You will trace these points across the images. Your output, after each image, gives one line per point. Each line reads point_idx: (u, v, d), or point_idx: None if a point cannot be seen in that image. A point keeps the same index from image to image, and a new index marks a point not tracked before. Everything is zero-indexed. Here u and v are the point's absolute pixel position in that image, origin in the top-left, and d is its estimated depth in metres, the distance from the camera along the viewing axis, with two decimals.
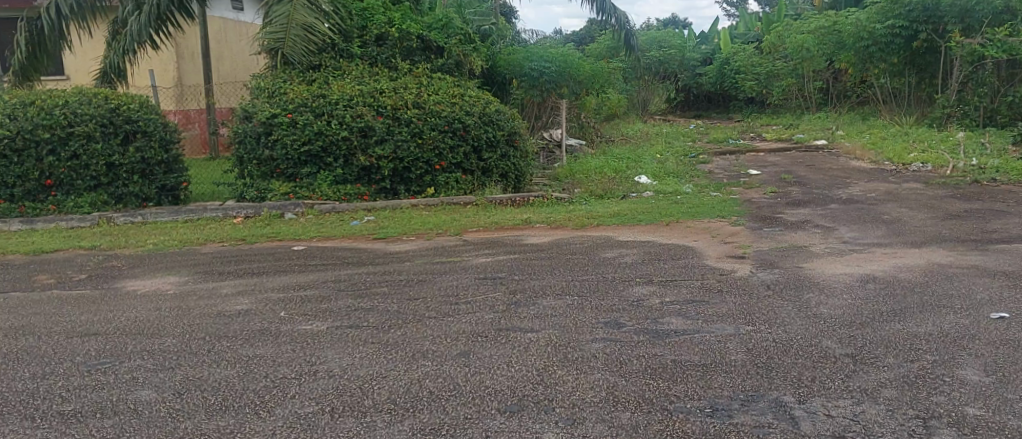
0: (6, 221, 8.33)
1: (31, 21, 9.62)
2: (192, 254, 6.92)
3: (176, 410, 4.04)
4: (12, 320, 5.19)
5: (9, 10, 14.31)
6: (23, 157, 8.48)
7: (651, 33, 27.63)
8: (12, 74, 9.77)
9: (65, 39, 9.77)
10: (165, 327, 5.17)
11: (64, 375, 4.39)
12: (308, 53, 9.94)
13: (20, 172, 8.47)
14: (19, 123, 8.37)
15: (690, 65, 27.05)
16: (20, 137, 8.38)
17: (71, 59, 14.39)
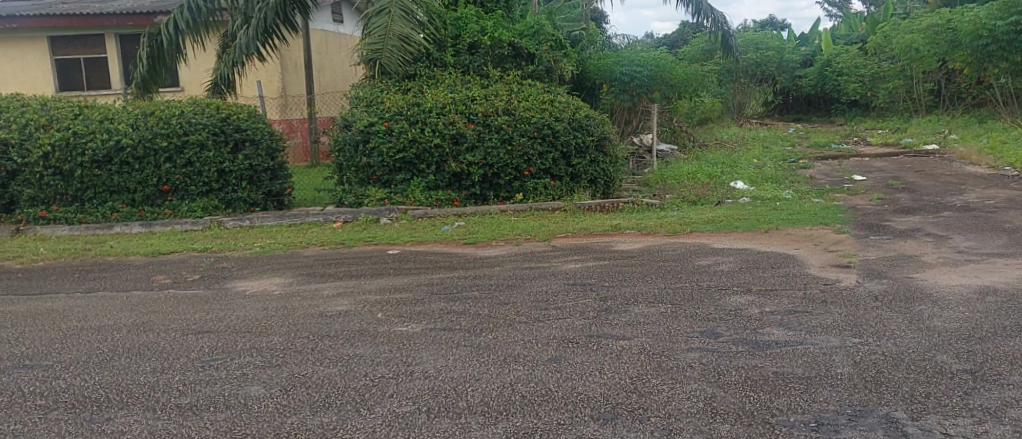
0: (127, 224, 8.85)
1: (153, 36, 10.26)
2: (294, 257, 7.22)
3: (283, 405, 4.23)
4: (134, 316, 5.55)
5: (133, 27, 15.40)
6: (144, 165, 9.06)
7: (748, 35, 26.94)
8: (135, 87, 10.48)
9: (182, 53, 10.39)
10: (272, 326, 5.43)
11: (181, 370, 4.66)
12: (404, 63, 10.15)
13: (140, 178, 9.05)
14: (140, 132, 8.96)
15: (789, 67, 26.23)
16: (141, 145, 8.96)
17: (185, 72, 15.34)
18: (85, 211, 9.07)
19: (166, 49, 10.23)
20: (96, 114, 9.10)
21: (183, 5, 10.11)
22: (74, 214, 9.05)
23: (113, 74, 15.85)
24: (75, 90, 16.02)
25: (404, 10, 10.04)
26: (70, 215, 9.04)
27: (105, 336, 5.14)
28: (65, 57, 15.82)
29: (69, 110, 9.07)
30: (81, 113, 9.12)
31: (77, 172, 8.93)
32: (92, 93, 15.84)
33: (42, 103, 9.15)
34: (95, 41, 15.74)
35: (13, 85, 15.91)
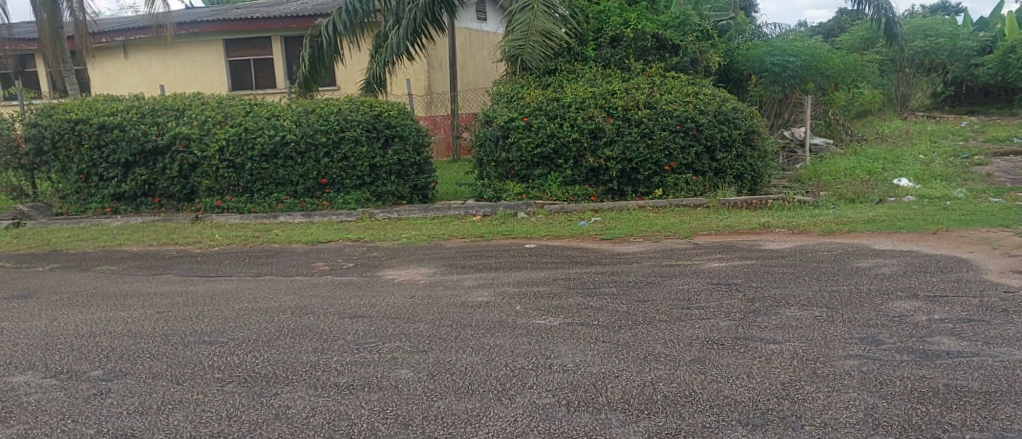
0: (290, 214, 9.49)
1: (313, 38, 10.97)
2: (437, 248, 7.49)
3: (430, 389, 4.40)
4: (297, 300, 5.97)
5: (296, 30, 16.57)
6: (305, 159, 9.69)
7: (917, 21, 24.89)
8: (296, 86, 11.18)
9: (339, 53, 11.03)
10: (419, 313, 5.66)
11: (339, 351, 4.96)
12: (545, 58, 10.24)
13: (301, 172, 9.69)
14: (302, 129, 9.61)
15: (964, 54, 23.92)
16: (303, 141, 9.60)
17: (342, 71, 16.29)
18: (254, 202, 9.77)
19: (325, 50, 10.89)
20: (264, 111, 9.82)
21: (340, 8, 10.73)
22: (245, 203, 9.76)
23: (278, 74, 17.11)
24: (245, 89, 17.43)
25: (547, 6, 10.10)
26: (241, 205, 9.75)
27: (271, 317, 5.56)
28: (237, 58, 17.24)
29: (241, 108, 9.85)
30: (251, 111, 9.86)
31: (248, 165, 9.64)
32: (259, 92, 17.17)
33: (218, 101, 9.98)
34: (261, 43, 17.05)
35: (194, 85, 17.52)
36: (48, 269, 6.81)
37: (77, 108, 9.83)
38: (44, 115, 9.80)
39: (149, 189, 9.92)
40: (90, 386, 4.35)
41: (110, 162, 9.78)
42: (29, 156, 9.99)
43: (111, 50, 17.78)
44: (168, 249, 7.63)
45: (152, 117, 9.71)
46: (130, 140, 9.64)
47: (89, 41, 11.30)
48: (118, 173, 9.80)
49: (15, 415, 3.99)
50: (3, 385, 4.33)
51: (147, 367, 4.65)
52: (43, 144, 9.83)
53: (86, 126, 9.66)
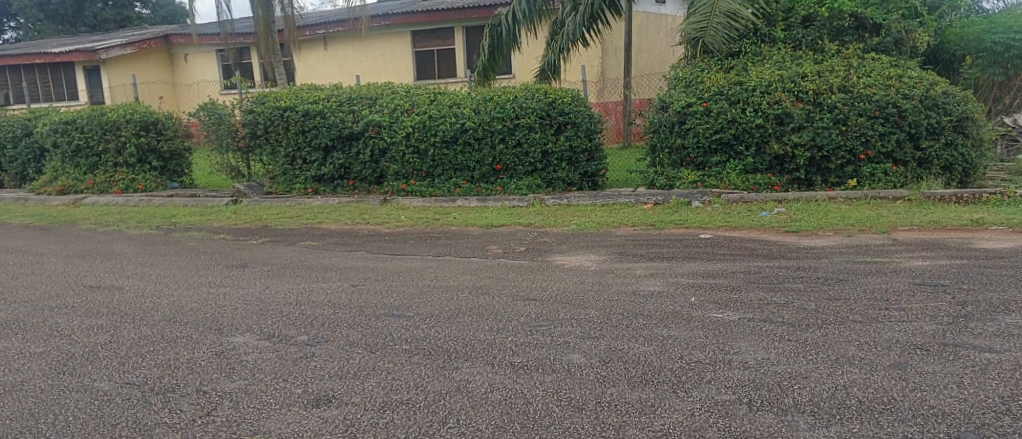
0: (467, 198, 9.83)
1: (494, 27, 11.33)
2: (608, 236, 7.46)
3: (603, 376, 4.39)
4: (474, 280, 6.20)
5: (478, 20, 17.22)
6: (482, 145, 10.02)
7: None
8: (476, 74, 11.56)
9: (518, 41, 11.30)
10: (590, 300, 5.65)
11: (513, 332, 5.07)
12: (728, 41, 9.86)
13: (478, 158, 10.05)
14: (480, 116, 9.93)
15: None
16: (481, 127, 9.93)
17: (518, 59, 16.73)
18: (435, 186, 10.27)
19: (504, 39, 11.19)
20: (446, 100, 10.22)
21: None
22: (427, 188, 10.28)
23: (459, 64, 17.84)
24: (429, 79, 18.30)
25: None
26: (424, 188, 10.28)
27: (452, 295, 5.82)
28: (423, 49, 18.16)
29: (426, 96, 10.33)
30: (435, 99, 10.31)
31: (430, 151, 10.13)
32: (441, 81, 17.98)
33: (406, 90, 10.54)
34: (443, 34, 17.86)
35: (384, 75, 18.65)
36: (260, 242, 7.55)
37: (286, 96, 10.73)
38: (257, 103, 10.79)
39: (344, 173, 10.69)
40: (297, 350, 4.79)
41: (312, 146, 10.62)
42: (243, 139, 11.08)
43: (313, 43, 19.26)
44: (357, 228, 8.20)
45: (348, 106, 10.43)
46: (330, 126, 10.42)
47: (295, 34, 12.19)
48: (318, 157, 10.64)
49: (237, 371, 4.47)
50: (227, 344, 4.87)
51: (345, 336, 5.03)
52: (255, 129, 10.86)
53: (292, 113, 10.56)
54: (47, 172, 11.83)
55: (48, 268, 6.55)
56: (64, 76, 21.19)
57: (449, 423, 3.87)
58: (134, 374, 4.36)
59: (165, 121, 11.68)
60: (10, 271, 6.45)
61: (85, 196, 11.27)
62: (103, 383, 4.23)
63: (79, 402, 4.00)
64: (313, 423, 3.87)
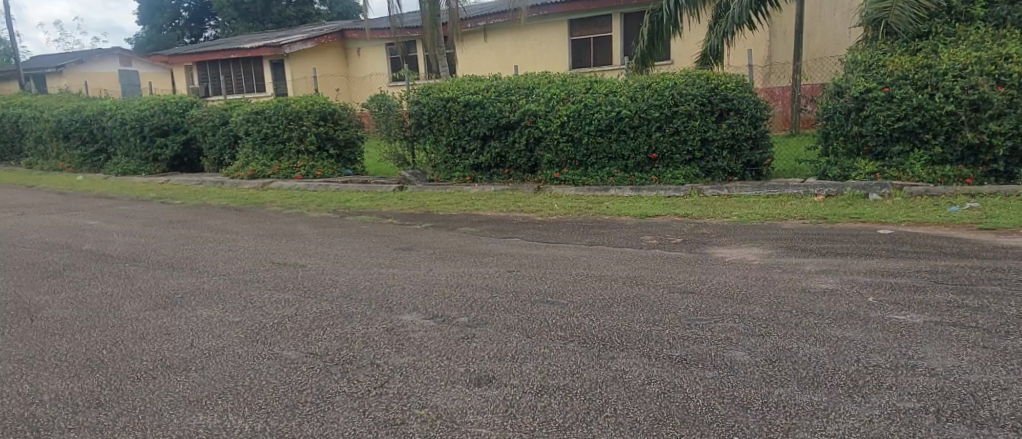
0: (621, 188, 9.80)
1: (655, 12, 11.05)
2: (773, 229, 7.12)
3: (769, 375, 4.18)
4: (628, 270, 6.13)
5: (636, 6, 16.99)
6: (638, 133, 9.89)
7: None
8: (634, 62, 11.43)
9: (679, 26, 11.00)
10: (753, 295, 5.41)
11: (671, 325, 4.96)
12: (917, 20, 9.26)
13: (634, 146, 9.93)
14: (637, 104, 9.79)
15: None
16: (638, 115, 9.79)
17: (678, 45, 16.59)
18: (589, 175, 10.29)
19: (666, 26, 10.95)
20: (603, 87, 10.14)
21: None
22: (580, 176, 10.34)
23: (615, 51, 17.65)
24: (584, 67, 18.27)
25: None
26: (578, 177, 10.34)
27: (606, 284, 5.80)
28: (580, 37, 18.16)
29: (583, 85, 10.29)
30: (592, 87, 10.24)
31: (585, 139, 10.13)
32: (597, 69, 17.88)
33: (563, 79, 10.55)
34: (600, 21, 17.77)
35: (541, 64, 18.87)
36: (423, 227, 7.90)
37: (449, 87, 11.13)
38: (423, 94, 11.24)
39: (501, 161, 10.93)
40: (459, 331, 4.97)
41: (471, 135, 10.94)
42: (408, 129, 11.64)
43: (474, 34, 19.93)
44: (513, 215, 8.37)
45: (506, 96, 10.62)
46: (488, 116, 10.69)
47: (458, 27, 12.57)
48: (476, 146, 10.95)
49: (405, 347, 4.71)
50: (396, 321, 5.14)
51: (503, 319, 5.15)
52: (421, 119, 11.35)
53: (455, 104, 10.92)
54: (239, 158, 12.79)
55: (241, 246, 7.22)
56: (254, 69, 23.30)
57: (607, 412, 3.85)
58: (316, 346, 4.71)
59: (341, 112, 12.60)
60: (210, 247, 7.18)
61: (271, 180, 12.18)
62: (290, 352, 4.61)
63: (269, 368, 4.38)
64: (476, 402, 3.99)
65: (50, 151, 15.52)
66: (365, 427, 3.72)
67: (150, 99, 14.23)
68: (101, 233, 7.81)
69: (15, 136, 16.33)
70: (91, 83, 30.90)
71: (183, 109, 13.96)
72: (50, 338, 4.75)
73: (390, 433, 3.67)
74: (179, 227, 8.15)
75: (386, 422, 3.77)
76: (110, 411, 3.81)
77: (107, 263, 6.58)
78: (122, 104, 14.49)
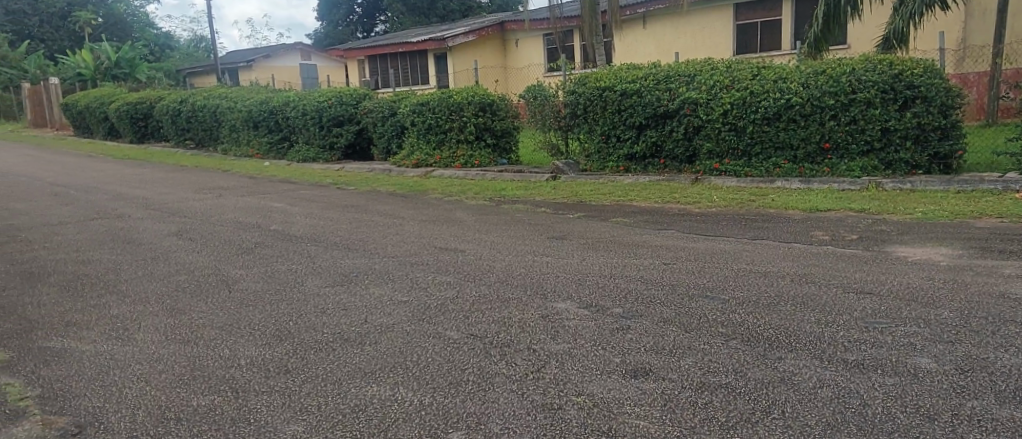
0: (789, 180, 9.33)
1: None
2: (964, 227, 6.47)
3: (960, 386, 3.81)
4: (796, 267, 5.82)
5: None
6: (809, 122, 9.37)
7: None
8: (806, 47, 10.80)
9: (859, 8, 10.28)
10: (941, 299, 4.95)
11: (844, 327, 4.65)
12: None
13: (804, 135, 9.41)
14: (810, 91, 9.28)
15: None
16: (810, 103, 9.29)
17: (856, 28, 15.56)
18: (752, 166, 9.85)
19: (843, 7, 10.26)
20: (772, 74, 9.68)
21: None
22: (742, 167, 9.92)
23: (784, 35, 16.85)
24: (749, 53, 17.51)
25: None
26: (739, 168, 9.93)
27: (771, 281, 5.53)
28: (746, 21, 17.44)
29: (749, 71, 9.87)
30: (759, 74, 9.80)
31: (749, 128, 9.72)
32: (765, 54, 17.08)
33: (726, 65, 10.16)
34: (771, 4, 16.96)
35: (703, 51, 18.30)
36: (577, 216, 7.93)
37: (606, 76, 11.05)
38: (579, 83, 11.27)
39: (657, 151, 10.73)
40: (614, 321, 4.94)
41: (627, 125, 10.82)
42: (563, 119, 11.72)
43: (632, 21, 19.61)
44: (669, 206, 8.19)
45: (665, 84, 10.40)
46: (646, 105, 10.52)
47: (618, 15, 12.46)
48: (632, 135, 10.81)
49: (560, 334, 4.76)
50: (551, 309, 5.20)
51: (659, 312, 5.07)
52: (576, 109, 11.40)
53: (611, 93, 10.85)
54: (405, 147, 13.46)
55: (407, 230, 7.61)
56: (419, 62, 24.41)
57: (774, 414, 3.68)
58: (476, 328, 4.87)
59: (499, 103, 12.88)
60: (379, 231, 7.62)
61: (434, 168, 12.72)
62: (453, 332, 4.80)
63: (435, 346, 4.58)
64: (634, 393, 3.95)
65: (241, 138, 17.04)
66: (524, 409, 3.79)
67: (328, 91, 15.29)
68: (286, 215, 8.52)
69: (213, 125, 18.16)
70: (277, 76, 33.78)
71: (357, 100, 14.89)
72: (244, 308, 5.26)
73: (549, 416, 3.72)
74: (352, 211, 8.71)
75: (546, 407, 3.82)
76: (297, 378, 4.14)
77: (291, 242, 7.16)
78: (302, 95, 15.69)
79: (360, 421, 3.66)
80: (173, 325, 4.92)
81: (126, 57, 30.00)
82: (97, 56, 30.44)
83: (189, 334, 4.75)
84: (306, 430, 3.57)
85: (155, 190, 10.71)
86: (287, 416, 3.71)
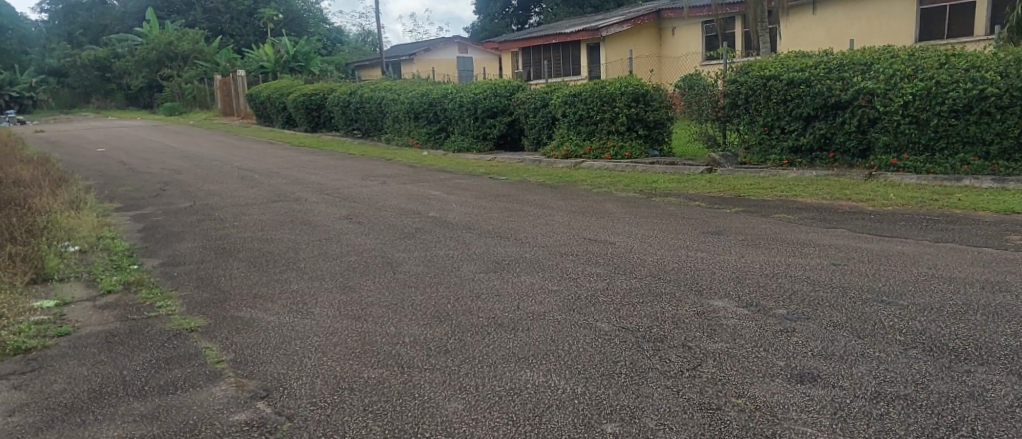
0: (979, 179, 8.56)
1: None
2: None
3: None
4: (987, 274, 5.26)
5: None
6: (1006, 115, 8.52)
7: None
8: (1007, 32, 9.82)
9: None
10: None
11: None
12: None
13: (1000, 130, 8.56)
14: (1010, 82, 8.44)
15: None
16: (1009, 95, 8.45)
17: None
18: (935, 162, 9.05)
19: None
20: (963, 62, 8.88)
21: None
22: (923, 164, 9.12)
23: (979, 20, 15.39)
24: (935, 39, 16.11)
25: None
26: (920, 165, 9.14)
27: (958, 288, 5.04)
28: (932, 6, 16.07)
29: (936, 59, 9.10)
30: (947, 62, 9.03)
31: (934, 121, 8.94)
32: (954, 40, 15.64)
33: (910, 53, 9.41)
34: None
35: (879, 38, 17.03)
36: (733, 211, 7.64)
37: (772, 64, 10.54)
38: (741, 72, 10.81)
39: (825, 144, 10.09)
40: (777, 322, 4.71)
41: (793, 116, 10.26)
42: (722, 109, 11.31)
43: (801, 8, 18.72)
44: (837, 204, 7.69)
45: (839, 72, 9.78)
46: (816, 95, 9.92)
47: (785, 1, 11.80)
48: (798, 127, 10.24)
49: (719, 332, 4.60)
50: (707, 306, 5.04)
51: (828, 315, 4.77)
52: (737, 99, 10.95)
53: (776, 82, 10.33)
54: (556, 138, 13.54)
55: (557, 221, 7.66)
56: (571, 53, 24.43)
57: (962, 431, 3.35)
58: (629, 321, 4.81)
59: (653, 93, 12.60)
60: (530, 220, 7.73)
61: (584, 159, 12.73)
62: (604, 324, 4.77)
63: (587, 337, 4.58)
64: (799, 398, 3.74)
65: (402, 129, 17.90)
66: (681, 407, 3.69)
67: (483, 83, 15.67)
68: (443, 203, 8.83)
69: (377, 116, 19.21)
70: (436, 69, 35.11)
71: (510, 92, 15.18)
72: (407, 290, 5.52)
73: (707, 416, 3.59)
74: (504, 201, 8.88)
75: (704, 405, 3.70)
76: (456, 359, 4.28)
77: (448, 229, 7.43)
78: (459, 88, 16.19)
79: (516, 405, 3.72)
80: (344, 302, 5.25)
81: (302, 52, 32.46)
82: (277, 50, 33.12)
83: (357, 311, 5.06)
84: (465, 409, 3.68)
85: (325, 176, 11.51)
86: (447, 394, 3.85)
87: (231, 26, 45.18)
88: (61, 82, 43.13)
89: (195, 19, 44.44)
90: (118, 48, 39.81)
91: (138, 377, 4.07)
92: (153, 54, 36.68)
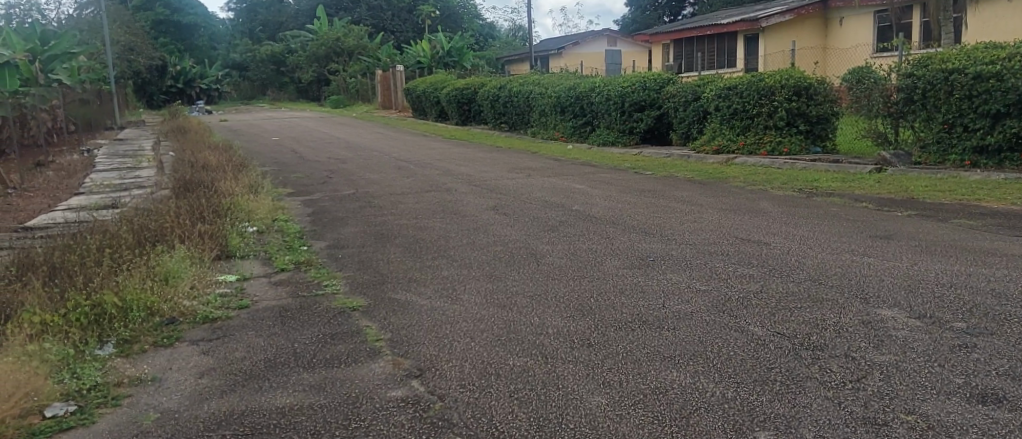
0: None
1: None
2: None
3: None
4: None
5: None
6: None
7: None
8: None
9: None
10: None
11: None
12: None
13: None
14: None
15: None
16: None
17: None
18: None
19: None
20: None
21: None
22: None
23: None
24: None
25: None
26: None
27: None
28: None
29: None
30: None
31: None
32: None
33: None
34: None
35: None
36: (905, 214, 7.06)
37: (956, 57, 9.64)
38: (919, 65, 9.98)
39: (1017, 144, 9.11)
40: (954, 337, 4.30)
41: (978, 113, 9.33)
42: (894, 104, 10.47)
43: None
44: None
45: None
46: (1007, 90, 8.97)
47: None
48: (985, 124, 9.29)
49: (886, 344, 4.26)
50: (874, 315, 4.69)
51: (1017, 332, 4.29)
52: (912, 94, 10.11)
53: (960, 76, 9.45)
54: (707, 132, 13.11)
55: (706, 218, 7.42)
56: (727, 45, 23.49)
57: None
58: (784, 327, 4.57)
59: (816, 87, 11.91)
60: (676, 217, 7.53)
61: (736, 155, 12.24)
62: (758, 329, 4.56)
63: (738, 340, 4.40)
64: (980, 419, 3.39)
65: (549, 122, 18.01)
66: (842, 420, 3.46)
67: (632, 76, 15.41)
68: (587, 196, 8.82)
69: (524, 108, 19.46)
70: (585, 62, 35.20)
71: (660, 85, 14.85)
72: (551, 282, 5.56)
73: (872, 432, 3.34)
74: (650, 196, 8.72)
75: (868, 420, 3.44)
76: (601, 354, 4.26)
77: (593, 223, 7.40)
78: (608, 81, 16.03)
79: (662, 404, 3.64)
80: (491, 291, 5.37)
81: (456, 47, 33.55)
82: (433, 46, 34.43)
83: (503, 300, 5.16)
84: (609, 404, 3.66)
85: (474, 168, 11.84)
86: (591, 388, 3.84)
87: (392, 22, 47.51)
88: (242, 76, 47.41)
89: (360, 16, 47.19)
90: (292, 44, 43.03)
91: (307, 350, 4.39)
92: (322, 49, 39.36)
